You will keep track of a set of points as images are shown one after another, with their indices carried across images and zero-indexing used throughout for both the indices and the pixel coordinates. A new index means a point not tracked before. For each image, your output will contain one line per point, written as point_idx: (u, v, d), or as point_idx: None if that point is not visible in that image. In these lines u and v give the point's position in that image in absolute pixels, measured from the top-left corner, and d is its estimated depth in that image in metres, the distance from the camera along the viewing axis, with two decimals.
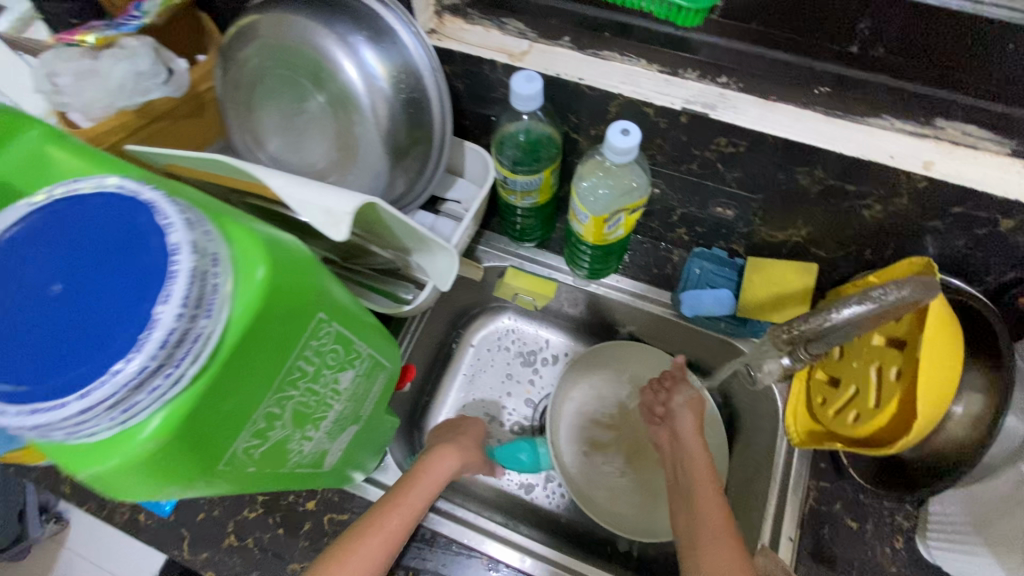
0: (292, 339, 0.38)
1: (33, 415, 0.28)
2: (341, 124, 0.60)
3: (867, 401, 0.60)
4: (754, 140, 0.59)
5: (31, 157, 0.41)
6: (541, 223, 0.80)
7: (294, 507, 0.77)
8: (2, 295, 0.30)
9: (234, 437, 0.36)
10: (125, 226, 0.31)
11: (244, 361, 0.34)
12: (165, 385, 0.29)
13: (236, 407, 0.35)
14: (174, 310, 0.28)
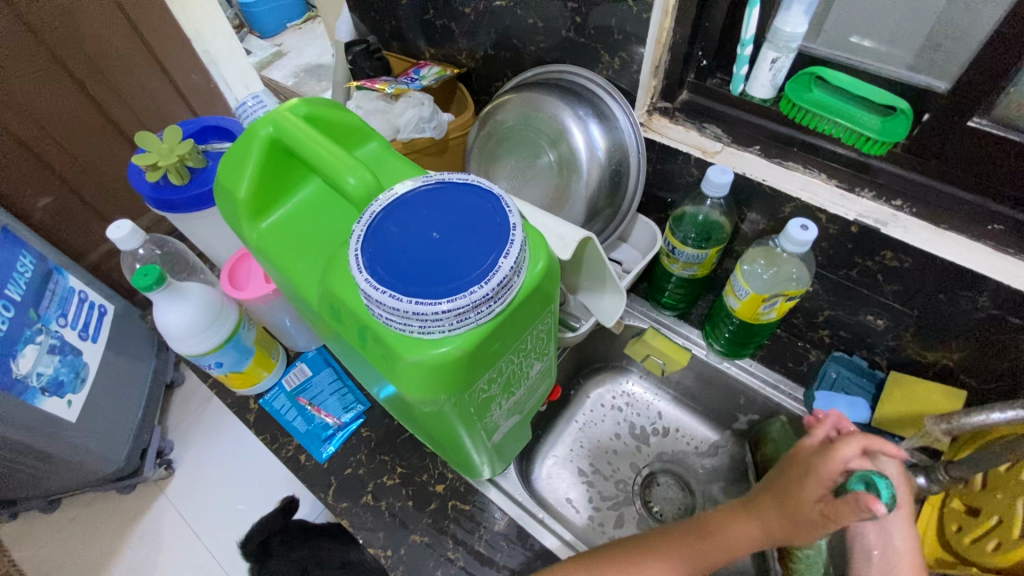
0: (536, 317, 0.51)
1: (415, 306, 0.40)
2: (559, 180, 0.77)
3: (1010, 531, 0.60)
4: (921, 259, 0.65)
5: (374, 160, 0.58)
6: (690, 296, 0.91)
7: (425, 486, 0.84)
8: (392, 229, 0.44)
9: (483, 374, 0.48)
10: (477, 205, 0.46)
11: (517, 317, 0.47)
12: (487, 314, 0.42)
13: (498, 350, 0.48)
14: (512, 262, 0.42)
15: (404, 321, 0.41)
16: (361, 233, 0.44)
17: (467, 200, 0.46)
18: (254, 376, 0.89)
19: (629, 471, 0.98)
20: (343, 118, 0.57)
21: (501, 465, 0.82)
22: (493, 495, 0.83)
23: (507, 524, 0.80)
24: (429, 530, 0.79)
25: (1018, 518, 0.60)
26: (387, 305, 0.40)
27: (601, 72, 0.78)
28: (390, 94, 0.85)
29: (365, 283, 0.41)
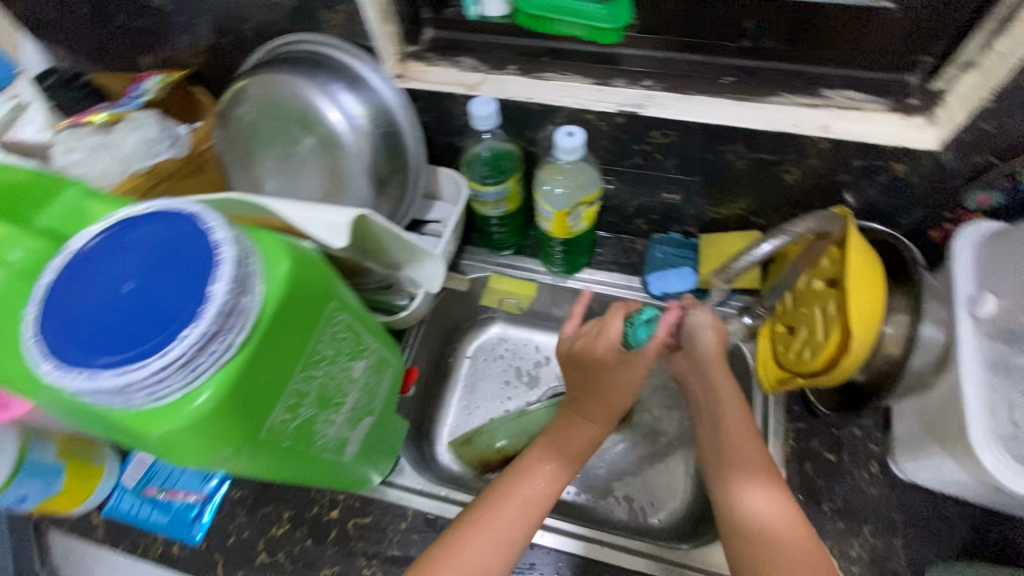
0: (311, 324, 0.46)
1: (123, 376, 0.35)
2: (330, 162, 0.72)
3: (818, 336, 0.67)
4: (681, 129, 0.69)
5: (72, 210, 0.49)
6: (513, 231, 0.92)
7: (319, 518, 0.78)
8: (83, 295, 0.38)
9: (272, 405, 0.44)
10: (178, 233, 0.39)
11: (277, 336, 0.42)
12: (221, 351, 0.37)
13: (273, 376, 0.43)
14: (226, 287, 0.37)
15: (123, 395, 0.35)
16: (37, 313, 0.38)
17: (168, 231, 0.40)
18: (84, 488, 0.77)
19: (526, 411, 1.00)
20: (3, 177, 0.48)
21: (390, 463, 0.79)
22: (393, 497, 0.79)
23: (413, 518, 0.77)
24: (337, 559, 0.75)
25: (819, 323, 0.68)
26: (92, 386, 0.35)
27: (333, 34, 0.71)
28: (104, 123, 0.75)
29: (62, 371, 0.35)
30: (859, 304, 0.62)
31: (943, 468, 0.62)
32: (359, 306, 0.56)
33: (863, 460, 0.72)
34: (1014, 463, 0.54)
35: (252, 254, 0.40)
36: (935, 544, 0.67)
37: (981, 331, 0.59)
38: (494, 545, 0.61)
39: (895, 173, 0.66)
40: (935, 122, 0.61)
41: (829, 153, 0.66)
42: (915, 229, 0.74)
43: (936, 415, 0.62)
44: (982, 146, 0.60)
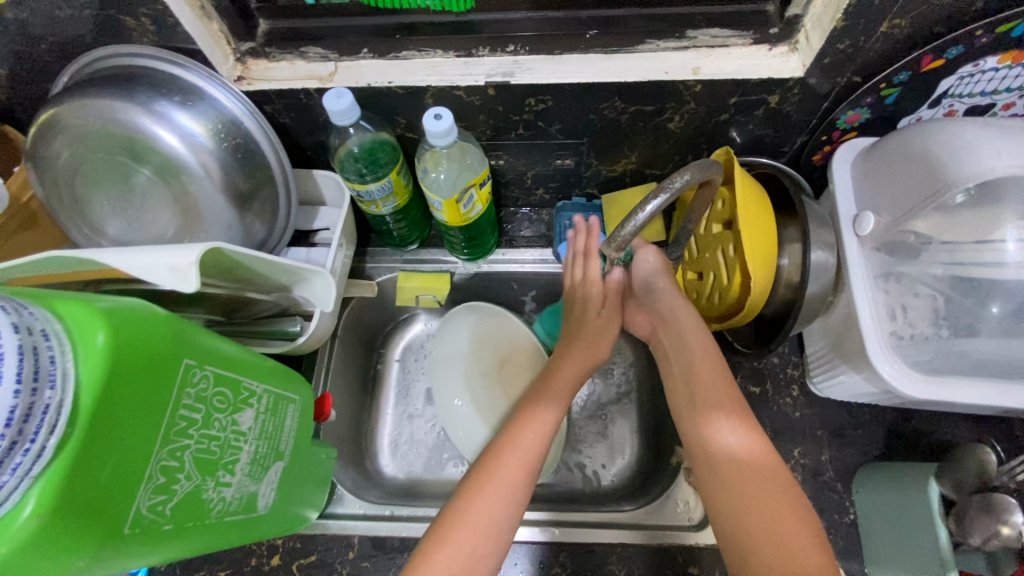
0: (161, 392, 0.39)
1: None
2: (177, 190, 0.63)
3: (722, 280, 0.68)
4: (556, 91, 0.65)
5: None
6: (413, 224, 0.84)
7: (260, 569, 0.70)
8: None
9: (132, 497, 0.37)
10: None
11: (112, 422, 0.35)
12: (26, 460, 0.31)
13: (119, 468, 0.36)
14: (10, 389, 0.30)
15: None
16: None
17: None
18: None
19: None
20: None
21: (325, 495, 0.73)
22: (335, 528, 0.72)
23: (361, 545, 0.70)
24: None
25: (722, 266, 0.68)
26: None
27: (145, 42, 0.61)
28: None
29: None
30: (755, 243, 0.62)
31: (854, 382, 0.64)
32: (232, 353, 0.49)
33: (786, 386, 0.75)
34: (910, 367, 0.56)
35: (48, 336, 0.33)
36: (858, 449, 0.71)
37: (865, 247, 0.60)
38: (487, 525, 0.56)
39: (770, 105, 0.66)
40: (796, 50, 0.61)
41: (704, 94, 0.65)
42: (798, 156, 0.75)
43: (841, 333, 0.63)
44: (842, 68, 0.60)
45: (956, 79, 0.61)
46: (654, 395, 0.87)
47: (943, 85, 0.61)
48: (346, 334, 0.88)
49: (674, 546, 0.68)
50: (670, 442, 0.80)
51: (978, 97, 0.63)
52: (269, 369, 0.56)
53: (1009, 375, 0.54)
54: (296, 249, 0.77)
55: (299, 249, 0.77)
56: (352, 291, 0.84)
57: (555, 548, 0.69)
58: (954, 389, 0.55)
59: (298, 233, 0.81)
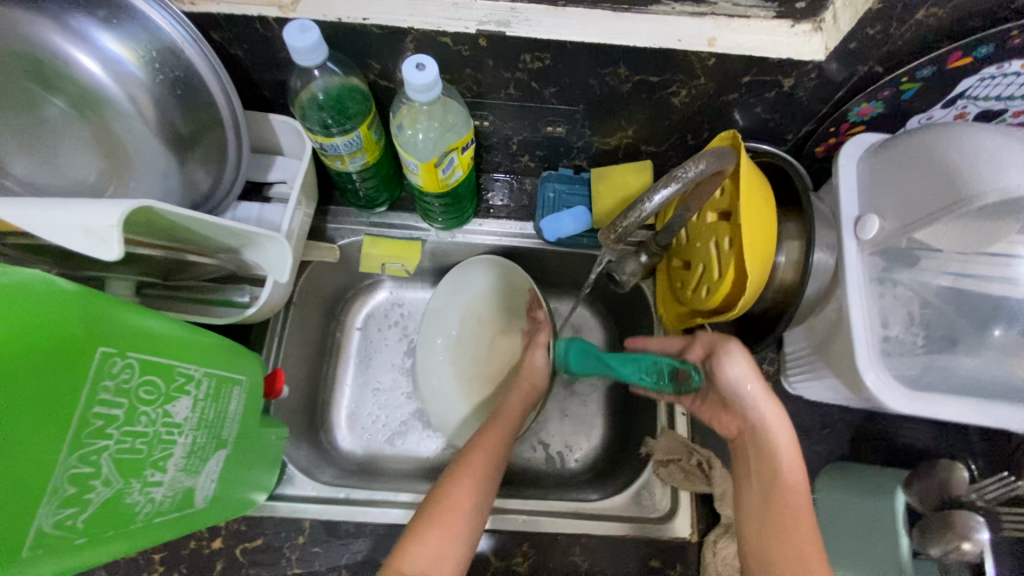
0: (66, 389, 0.33)
1: None
2: (100, 128, 0.53)
3: (712, 273, 0.64)
4: (556, 50, 0.57)
5: None
6: (383, 183, 0.76)
7: (200, 551, 0.64)
8: None
9: (29, 513, 0.31)
10: None
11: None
12: None
13: (9, 483, 0.30)
14: None
15: None
16: None
17: None
18: None
19: None
20: None
21: (275, 476, 0.67)
22: (285, 511, 0.67)
23: (312, 529, 0.66)
24: None
25: (714, 259, 0.64)
26: None
27: None
28: None
29: None
30: (755, 240, 0.58)
31: (832, 386, 0.63)
32: (163, 332, 0.41)
33: (760, 381, 0.74)
34: (895, 380, 0.55)
35: None
36: (824, 449, 0.71)
37: (865, 251, 0.58)
38: (479, 484, 0.61)
39: (783, 88, 0.61)
40: (820, 29, 0.56)
41: (716, 70, 0.59)
42: (799, 145, 0.71)
43: (827, 336, 0.61)
44: (866, 56, 0.56)
45: (976, 80, 0.57)
46: (625, 380, 0.84)
47: (963, 85, 0.58)
48: (303, 300, 0.81)
49: (639, 538, 0.66)
50: (640, 431, 0.78)
51: (993, 101, 0.60)
52: (210, 347, 0.48)
53: (988, 396, 0.54)
54: (247, 204, 0.68)
55: (250, 204, 0.68)
56: (310, 254, 0.78)
57: (517, 539, 0.67)
58: (935, 405, 0.54)
59: (250, 184, 0.71)
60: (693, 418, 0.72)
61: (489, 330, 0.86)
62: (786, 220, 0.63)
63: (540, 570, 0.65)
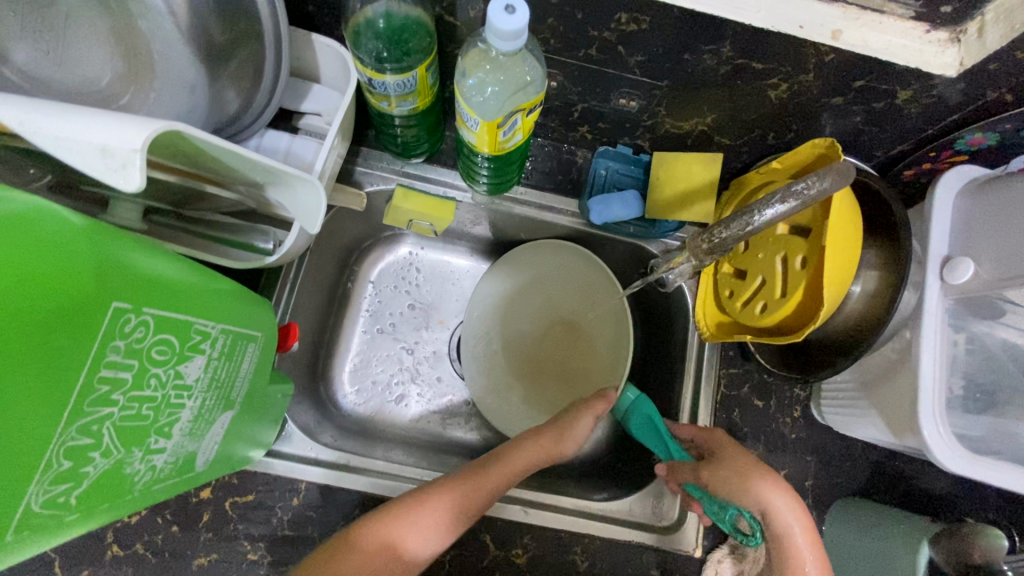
0: (74, 350, 0.27)
1: None
2: (121, 23, 0.46)
3: (774, 291, 0.59)
4: (659, 13, 0.49)
5: None
6: (426, 132, 0.68)
7: (186, 496, 0.61)
8: None
9: (21, 492, 0.26)
10: None
11: None
12: None
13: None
14: None
15: None
16: None
17: None
18: None
19: (442, 342, 0.86)
20: None
21: (274, 433, 0.62)
22: (280, 470, 0.63)
23: (307, 492, 0.63)
24: (214, 546, 0.60)
25: (778, 276, 0.59)
26: None
27: None
28: None
29: None
30: (835, 266, 0.53)
31: (872, 426, 0.60)
32: (180, 279, 0.35)
33: (790, 406, 0.70)
34: (954, 437, 0.52)
35: None
36: (841, 481, 0.68)
37: (947, 295, 0.53)
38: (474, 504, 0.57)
39: (894, 101, 0.55)
40: (958, 40, 0.49)
41: (830, 68, 0.52)
42: (887, 163, 0.65)
43: (882, 376, 0.58)
44: (1001, 80, 0.50)
45: None
46: (644, 378, 0.81)
47: None
48: (319, 246, 0.74)
49: (647, 547, 0.65)
50: None
51: None
52: (229, 299, 0.43)
53: None
54: (275, 132, 0.60)
55: (279, 133, 0.60)
56: (335, 198, 0.70)
57: (518, 530, 0.64)
58: (992, 471, 0.51)
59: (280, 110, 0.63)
60: None
61: (541, 313, 0.83)
62: (866, 247, 0.57)
63: (538, 563, 0.63)
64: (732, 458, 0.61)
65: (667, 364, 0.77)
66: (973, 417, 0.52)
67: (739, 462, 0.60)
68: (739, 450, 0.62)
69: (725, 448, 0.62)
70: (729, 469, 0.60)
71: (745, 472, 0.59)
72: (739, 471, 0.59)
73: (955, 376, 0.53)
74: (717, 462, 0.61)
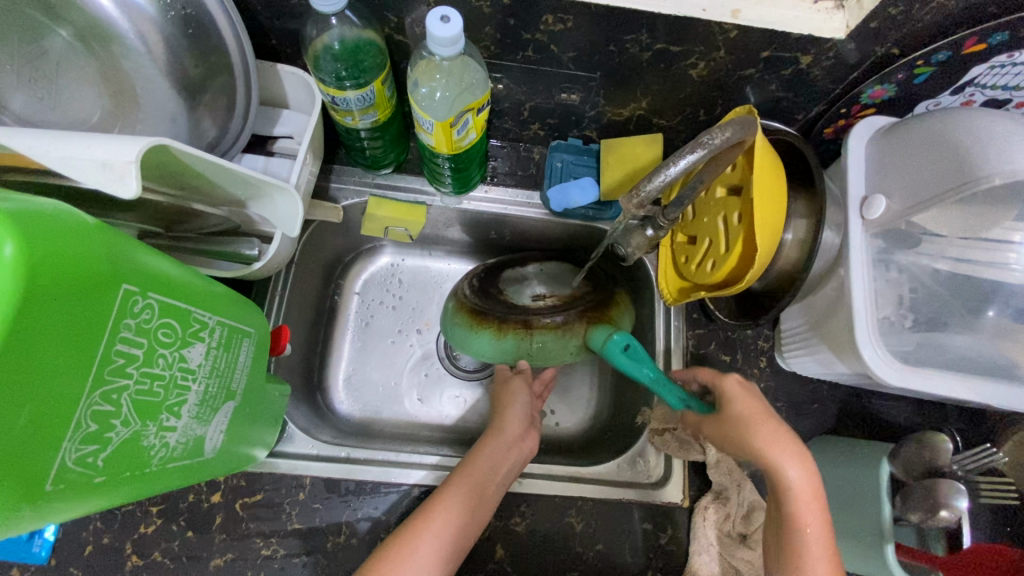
0: (93, 323, 0.32)
1: None
2: (104, 64, 0.52)
3: (719, 248, 0.65)
4: (580, 12, 0.56)
5: None
6: (391, 144, 0.74)
7: (197, 503, 0.65)
8: None
9: (55, 447, 0.30)
10: None
11: (28, 361, 0.28)
12: None
13: (36, 416, 0.29)
14: None
15: None
16: None
17: None
18: None
19: (429, 341, 0.91)
20: None
21: (276, 433, 0.66)
22: (285, 468, 0.67)
23: (313, 486, 0.67)
24: (229, 546, 0.64)
25: (721, 234, 0.65)
26: None
27: None
28: None
29: None
30: (765, 216, 0.59)
31: (824, 360, 0.65)
32: (178, 274, 0.40)
33: (755, 358, 0.75)
34: (891, 356, 0.57)
35: None
36: (812, 422, 0.72)
37: (869, 230, 0.59)
38: (485, 491, 0.62)
39: (799, 66, 0.61)
40: (842, 7, 0.56)
41: (737, 43, 0.59)
42: (810, 124, 0.72)
43: (825, 312, 0.63)
44: (884, 37, 0.56)
45: (987, 68, 0.59)
46: None
47: (973, 72, 0.60)
48: (303, 260, 0.80)
49: (635, 502, 0.68)
50: (636, 401, 0.79)
51: (1000, 90, 0.63)
52: (224, 297, 0.48)
53: (976, 372, 0.56)
54: (252, 156, 0.66)
55: (255, 157, 0.66)
56: (313, 214, 0.76)
57: (516, 501, 0.68)
58: (927, 380, 0.56)
59: (255, 137, 0.69)
60: None
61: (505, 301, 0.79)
62: (795, 198, 0.63)
63: (538, 529, 0.67)
64: (733, 411, 0.60)
65: (640, 335, 0.82)
66: (906, 334, 0.58)
67: (782, 439, 0.56)
68: (745, 408, 0.60)
69: (734, 397, 0.61)
70: (733, 420, 0.59)
71: (749, 424, 0.58)
72: (745, 421, 0.58)
73: (889, 302, 0.58)
74: (727, 414, 0.60)
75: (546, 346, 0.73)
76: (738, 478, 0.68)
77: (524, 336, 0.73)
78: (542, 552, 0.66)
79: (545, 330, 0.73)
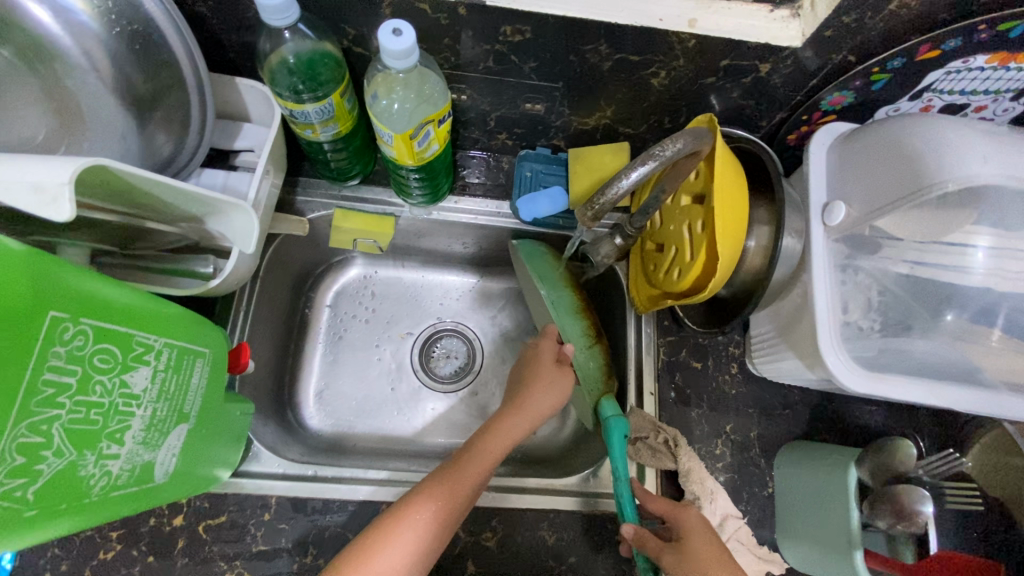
0: (16, 353, 0.31)
1: None
2: (51, 80, 0.51)
3: (685, 256, 0.65)
4: (537, 23, 0.56)
5: None
6: (356, 156, 0.74)
7: (158, 527, 0.63)
8: None
9: None
10: None
11: None
12: None
13: None
14: None
15: None
16: None
17: None
18: None
19: (404, 352, 0.90)
20: None
21: (239, 453, 0.65)
22: (249, 487, 0.66)
23: (278, 506, 0.65)
24: (191, 570, 0.62)
25: (687, 242, 0.65)
26: None
27: None
28: None
29: None
30: (727, 224, 0.59)
31: (792, 366, 0.65)
32: (119, 297, 0.39)
33: (726, 364, 0.75)
34: (854, 361, 0.57)
35: None
36: (783, 428, 0.72)
37: (830, 235, 0.59)
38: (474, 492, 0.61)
39: (759, 74, 0.62)
40: (798, 16, 0.56)
41: (696, 52, 0.59)
42: (774, 130, 0.72)
43: (791, 318, 0.63)
44: (840, 45, 0.56)
45: (943, 74, 0.60)
46: None
47: (929, 77, 0.60)
48: (269, 274, 0.79)
49: (608, 513, 0.68)
50: None
51: (957, 95, 0.64)
52: (175, 317, 0.46)
53: (938, 376, 0.57)
54: (210, 170, 0.65)
55: (215, 171, 0.65)
56: (278, 227, 0.74)
57: (487, 515, 0.67)
58: (889, 385, 0.56)
59: (215, 151, 0.68)
60: (660, 397, 0.73)
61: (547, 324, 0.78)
62: (759, 205, 0.63)
63: (510, 543, 0.66)
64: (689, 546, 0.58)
65: (613, 343, 0.81)
66: (869, 339, 0.58)
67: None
68: (704, 547, 0.58)
69: (695, 533, 0.59)
70: (691, 556, 0.57)
71: (704, 565, 0.56)
72: (702, 561, 0.56)
73: (853, 308, 0.58)
74: (687, 550, 0.57)
75: (586, 363, 0.73)
76: (709, 487, 0.67)
77: (589, 339, 0.74)
78: (513, 568, 0.65)
79: (599, 354, 0.74)
